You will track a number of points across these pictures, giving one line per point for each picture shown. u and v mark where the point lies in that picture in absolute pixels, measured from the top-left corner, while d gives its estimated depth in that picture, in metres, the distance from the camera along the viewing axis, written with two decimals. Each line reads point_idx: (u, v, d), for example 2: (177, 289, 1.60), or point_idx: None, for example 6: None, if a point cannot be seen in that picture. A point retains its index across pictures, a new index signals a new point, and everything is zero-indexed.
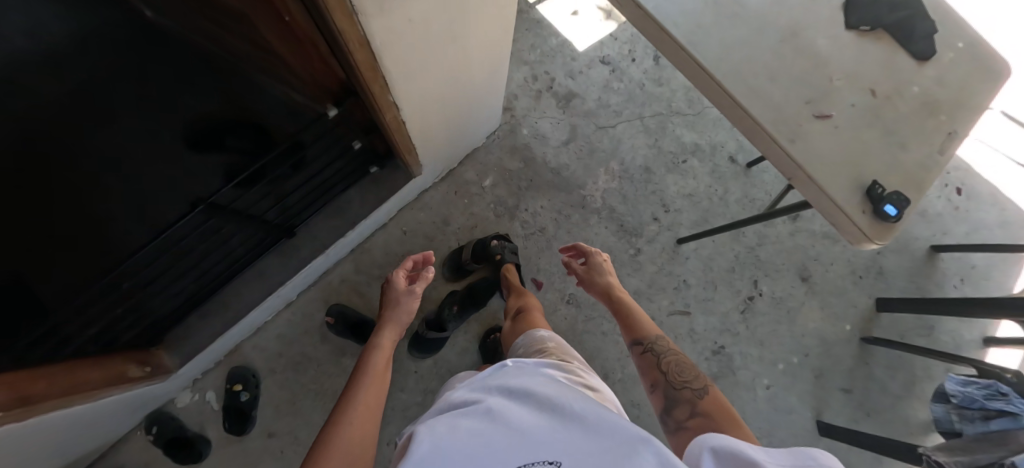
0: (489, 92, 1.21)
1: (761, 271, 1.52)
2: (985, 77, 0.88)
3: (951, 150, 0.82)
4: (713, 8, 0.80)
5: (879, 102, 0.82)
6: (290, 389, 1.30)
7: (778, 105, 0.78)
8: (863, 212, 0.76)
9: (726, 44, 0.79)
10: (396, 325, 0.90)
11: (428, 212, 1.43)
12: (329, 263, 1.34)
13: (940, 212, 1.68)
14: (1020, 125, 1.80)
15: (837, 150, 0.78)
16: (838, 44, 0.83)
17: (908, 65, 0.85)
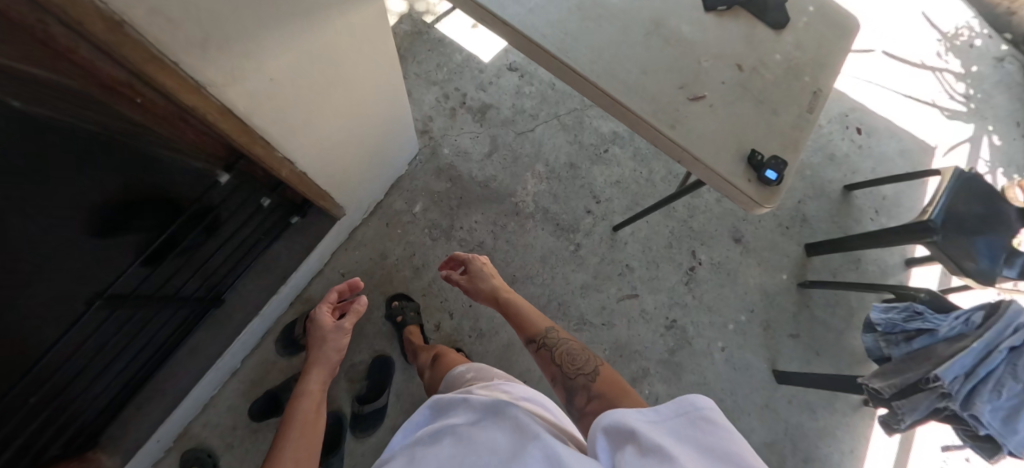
0: (397, 121, 1.20)
1: (697, 241, 1.58)
2: (839, 34, 0.95)
3: (819, 106, 0.89)
4: (576, 14, 0.83)
5: (747, 75, 0.87)
6: (251, 459, 1.25)
7: (654, 95, 0.82)
8: (749, 180, 0.81)
9: (595, 46, 0.82)
10: (326, 362, 0.92)
11: (363, 249, 1.41)
12: (268, 322, 1.30)
13: (846, 153, 1.81)
14: (899, 61, 1.97)
15: (716, 127, 0.83)
16: (701, 26, 0.88)
17: (767, 34, 0.91)
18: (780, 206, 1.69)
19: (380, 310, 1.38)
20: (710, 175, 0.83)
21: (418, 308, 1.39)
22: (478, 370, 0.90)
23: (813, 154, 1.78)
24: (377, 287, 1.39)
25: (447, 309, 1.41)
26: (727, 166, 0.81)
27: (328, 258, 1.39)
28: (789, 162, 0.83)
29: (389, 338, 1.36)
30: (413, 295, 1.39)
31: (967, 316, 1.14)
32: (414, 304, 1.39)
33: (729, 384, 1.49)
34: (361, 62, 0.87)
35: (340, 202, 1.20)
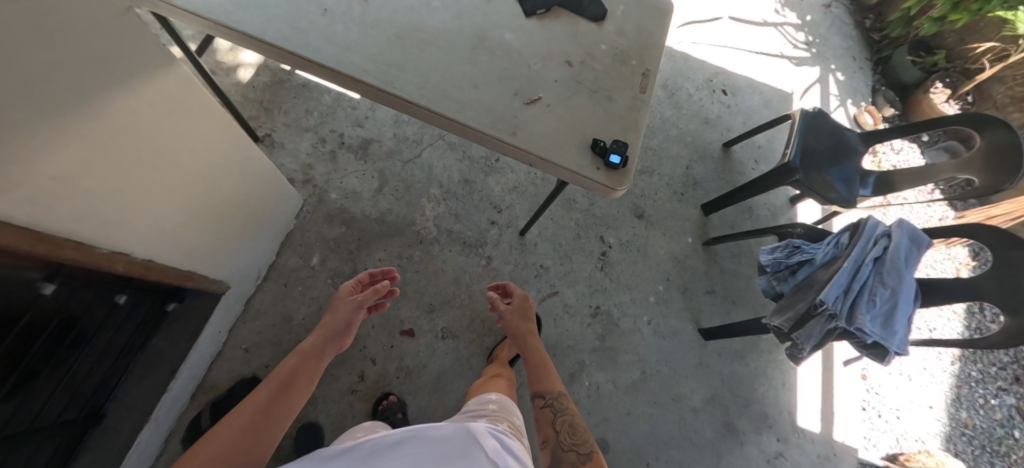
0: (260, 178, 1.14)
1: (603, 226, 1.64)
2: (656, 15, 1.01)
3: (650, 85, 0.94)
4: (396, 43, 0.83)
5: (577, 69, 0.91)
6: None
7: (489, 106, 0.83)
8: (597, 168, 0.84)
9: (421, 70, 0.82)
10: (338, 333, 1.08)
11: (265, 317, 1.33)
12: (168, 423, 1.17)
13: (718, 115, 1.95)
14: (744, 23, 2.16)
15: (557, 125, 0.85)
16: (524, 32, 0.91)
17: (589, 28, 0.95)
18: (671, 175, 1.79)
19: None
20: (562, 172, 0.85)
21: (337, 363, 1.32)
22: (502, 405, 1.00)
23: (690, 121, 1.90)
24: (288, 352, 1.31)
25: (368, 355, 1.35)
26: (574, 159, 0.83)
27: (227, 336, 1.29)
28: (632, 143, 0.87)
29: (313, 402, 1.28)
30: None
31: (835, 241, 1.26)
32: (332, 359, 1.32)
33: (662, 353, 1.55)
34: (178, 132, 0.81)
35: (214, 275, 1.13)
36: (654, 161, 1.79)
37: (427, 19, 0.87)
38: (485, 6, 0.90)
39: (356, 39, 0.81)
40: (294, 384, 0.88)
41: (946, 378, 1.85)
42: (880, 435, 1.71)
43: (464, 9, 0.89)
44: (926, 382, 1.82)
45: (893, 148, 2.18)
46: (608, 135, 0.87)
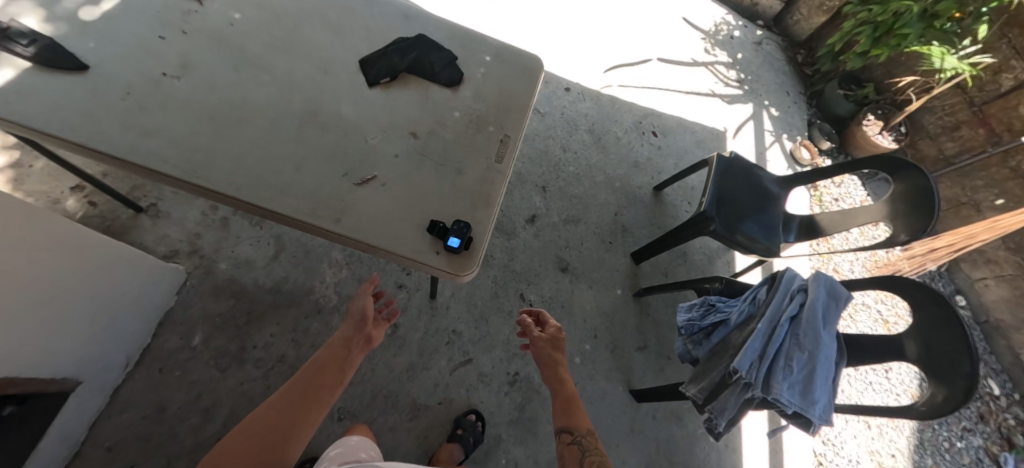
0: (95, 256, 1.03)
1: (523, 283, 1.55)
2: (522, 75, 0.95)
3: (508, 153, 0.86)
4: (207, 124, 0.75)
5: (424, 141, 0.83)
6: None
7: (313, 189, 0.74)
8: (437, 252, 0.75)
9: (234, 153, 0.74)
10: (360, 325, 1.06)
11: (134, 408, 1.19)
12: None
13: (648, 157, 1.89)
14: (673, 64, 2.16)
15: (392, 206, 0.76)
16: (366, 102, 0.84)
17: (441, 94, 0.88)
18: (599, 223, 1.71)
19: None
20: (398, 259, 0.75)
21: None
22: None
23: (618, 164, 1.83)
24: (158, 447, 1.17)
25: None
26: (410, 245, 0.74)
27: (85, 434, 1.14)
28: (480, 219, 0.79)
29: None
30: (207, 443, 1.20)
31: (750, 297, 1.18)
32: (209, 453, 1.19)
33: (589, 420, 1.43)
34: None
35: (53, 374, 1.00)
36: (580, 208, 1.71)
37: (249, 94, 0.79)
38: (321, 77, 0.83)
39: (158, 123, 0.73)
40: (317, 388, 0.93)
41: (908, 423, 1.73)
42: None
43: (296, 81, 0.82)
44: (887, 429, 1.70)
45: (835, 184, 2.11)
46: (453, 211, 0.79)
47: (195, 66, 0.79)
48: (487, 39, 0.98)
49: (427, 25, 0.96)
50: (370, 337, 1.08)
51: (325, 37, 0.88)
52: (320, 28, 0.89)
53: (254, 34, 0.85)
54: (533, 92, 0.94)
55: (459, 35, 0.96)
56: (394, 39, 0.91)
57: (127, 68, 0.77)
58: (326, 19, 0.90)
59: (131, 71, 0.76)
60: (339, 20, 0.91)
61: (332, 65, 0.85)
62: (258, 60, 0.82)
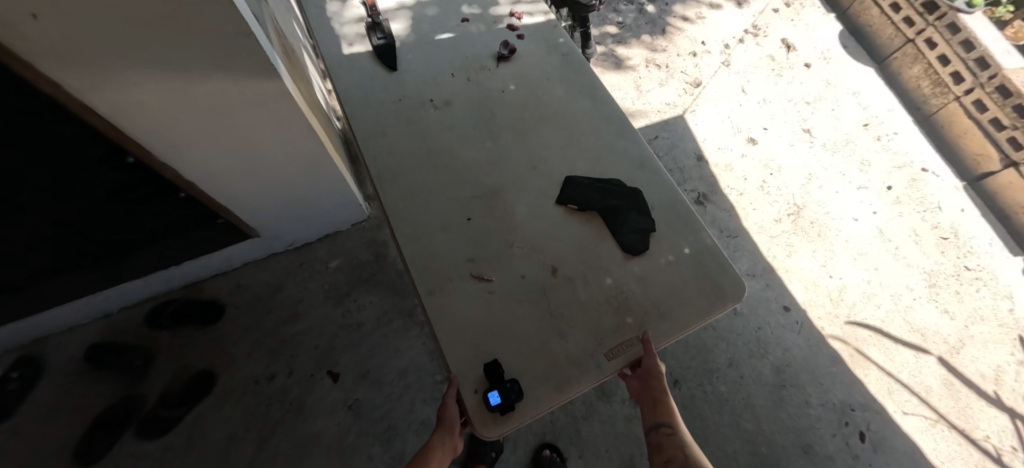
0: (325, 170, 1.26)
1: (576, 450, 1.32)
2: (703, 293, 0.84)
3: (621, 356, 0.78)
4: (423, 161, 0.98)
5: (554, 282, 0.84)
6: (55, 397, 1.29)
7: (435, 252, 0.87)
8: (476, 391, 0.74)
9: (416, 188, 0.94)
10: (452, 432, 0.80)
11: (268, 273, 1.47)
12: (154, 290, 1.40)
13: (831, 455, 1.37)
14: (958, 381, 1.52)
15: (477, 317, 0.80)
16: (539, 213, 0.92)
17: (609, 252, 0.88)
18: None
19: (242, 332, 1.39)
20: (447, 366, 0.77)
21: (269, 352, 1.36)
22: None
23: (783, 432, 1.38)
24: (253, 310, 1.42)
25: (291, 366, 1.35)
26: (463, 364, 0.76)
27: (237, 266, 1.47)
28: (537, 396, 0.74)
29: (228, 364, 1.35)
30: (273, 336, 1.39)
31: None
32: (269, 345, 1.37)
33: None
34: (272, 130, 1.04)
35: (245, 218, 1.31)
36: (697, 437, 1.36)
37: (468, 158, 0.99)
38: (528, 175, 0.97)
39: (401, 139, 1.00)
40: None
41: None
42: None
43: (506, 168, 0.98)
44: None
45: None
46: (521, 366, 0.76)
47: (455, 115, 1.04)
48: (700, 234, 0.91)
49: (651, 186, 0.96)
50: (457, 447, 0.82)
51: (559, 149, 1.01)
52: (563, 138, 1.02)
53: (515, 118, 1.05)
54: (703, 320, 0.83)
55: (676, 216, 0.93)
56: (611, 179, 0.96)
57: (424, 90, 1.07)
58: (574, 135, 1.03)
59: (423, 97, 1.06)
60: (584, 142, 1.02)
61: (544, 171, 0.98)
62: (498, 136, 1.02)
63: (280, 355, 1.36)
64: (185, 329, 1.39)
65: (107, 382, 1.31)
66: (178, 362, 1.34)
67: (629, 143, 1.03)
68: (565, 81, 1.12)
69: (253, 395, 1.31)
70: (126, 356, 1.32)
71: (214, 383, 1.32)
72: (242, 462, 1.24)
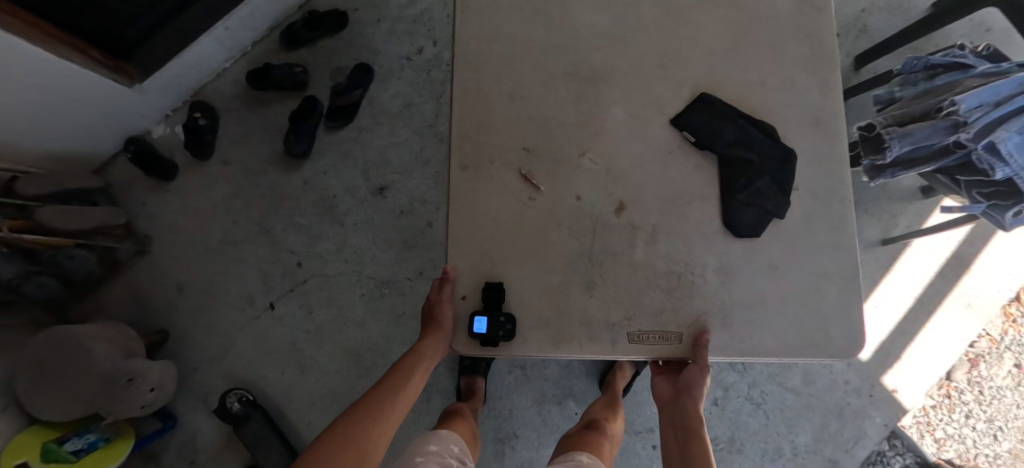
0: None
1: None
2: (795, 305, 0.76)
3: (648, 342, 0.75)
4: (529, 7, 0.85)
5: (616, 225, 0.78)
6: (243, 126, 1.38)
7: (492, 119, 0.81)
8: (465, 298, 0.77)
9: (503, 28, 0.84)
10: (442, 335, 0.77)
11: None
12: (274, 12, 1.39)
13: None
14: None
15: (502, 220, 0.78)
16: (627, 134, 0.81)
17: (701, 217, 0.79)
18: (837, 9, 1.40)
19: (374, 24, 1.39)
20: (454, 253, 0.78)
21: (406, 32, 1.39)
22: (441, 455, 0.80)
23: None
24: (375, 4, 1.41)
25: (433, 38, 1.39)
26: (464, 267, 0.77)
27: None
28: (523, 340, 0.76)
29: (375, 52, 1.38)
30: (403, 19, 1.39)
31: None
32: (403, 27, 1.39)
33: None
34: None
35: None
36: None
37: (582, 29, 0.84)
38: (649, 74, 0.83)
39: None
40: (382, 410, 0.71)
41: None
42: (946, 436, 1.30)
43: (622, 57, 0.83)
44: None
45: None
46: (524, 304, 0.76)
47: None
48: (845, 255, 0.77)
49: (811, 159, 0.80)
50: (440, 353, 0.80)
51: None
52: (723, 43, 0.83)
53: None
54: (773, 354, 0.76)
55: (823, 215, 0.78)
56: (760, 123, 0.80)
57: None
58: None
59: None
60: None
61: (673, 76, 0.83)
62: (637, 11, 0.85)
63: (418, 30, 1.39)
64: (322, 39, 1.40)
65: (278, 101, 1.38)
66: (329, 69, 1.39)
67: (816, 90, 0.82)
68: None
69: (413, 68, 1.37)
70: (280, 71, 1.32)
71: (371, 70, 1.35)
72: (427, 120, 1.35)
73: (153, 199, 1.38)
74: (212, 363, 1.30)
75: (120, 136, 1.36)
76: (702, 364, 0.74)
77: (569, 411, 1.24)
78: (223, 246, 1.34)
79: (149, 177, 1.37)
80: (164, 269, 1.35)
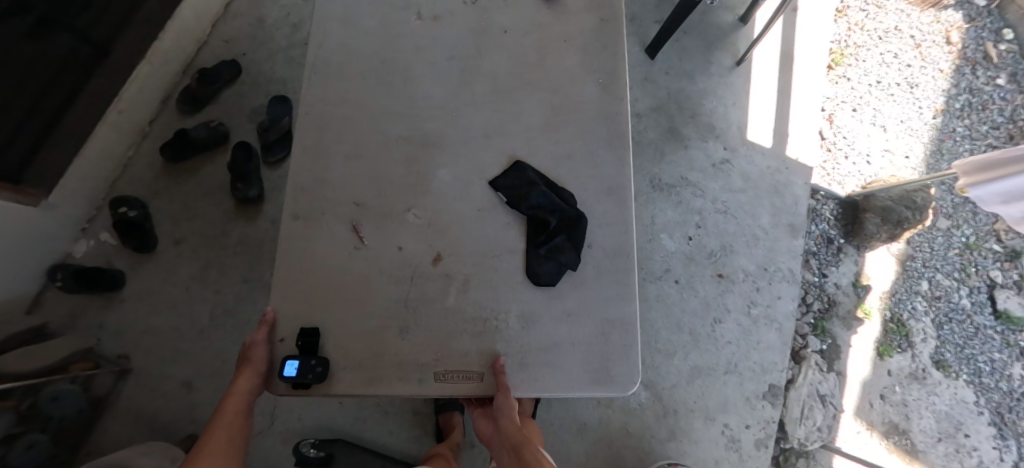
0: None
1: None
2: (596, 352, 0.70)
3: (452, 377, 0.68)
4: (372, 74, 0.82)
5: (432, 274, 0.72)
6: (179, 201, 1.33)
7: (328, 175, 0.77)
8: (282, 340, 0.70)
9: (348, 91, 0.81)
10: (264, 378, 0.68)
11: (242, 18, 1.49)
12: (162, 84, 1.37)
13: None
14: None
15: (321, 266, 0.72)
16: (461, 182, 0.77)
17: (511, 270, 0.73)
18: None
19: (270, 60, 1.46)
20: (278, 292, 0.71)
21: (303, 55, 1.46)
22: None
23: None
24: (261, 43, 1.47)
25: None
26: (285, 308, 0.70)
27: (211, 30, 1.47)
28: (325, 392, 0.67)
29: (284, 82, 1.44)
30: (296, 46, 1.47)
31: None
32: (299, 52, 1.47)
33: None
34: None
35: None
36: None
37: (420, 99, 0.81)
38: (474, 141, 0.79)
39: (365, 33, 0.85)
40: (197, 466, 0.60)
41: (927, 133, 1.80)
42: (844, 177, 1.71)
43: (451, 125, 0.80)
44: (902, 135, 1.79)
45: None
46: (342, 348, 0.69)
47: (440, 39, 0.85)
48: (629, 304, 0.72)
49: (609, 218, 0.76)
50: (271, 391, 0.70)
51: None
52: None
53: (500, 75, 0.83)
54: (564, 393, 0.69)
55: (613, 269, 0.73)
56: (564, 188, 0.76)
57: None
58: None
59: None
60: None
61: (496, 142, 0.79)
62: (471, 81, 0.83)
63: None
64: (225, 90, 1.42)
65: (207, 162, 1.36)
66: (245, 113, 1.40)
67: (612, 161, 0.78)
68: (593, 58, 0.84)
69: None
70: (197, 130, 1.31)
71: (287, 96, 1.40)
72: None
73: (112, 315, 1.24)
74: (259, 435, 1.20)
75: (42, 268, 1.21)
76: (506, 396, 0.67)
77: None
78: (216, 321, 1.26)
79: (96, 294, 1.23)
80: (161, 375, 1.22)
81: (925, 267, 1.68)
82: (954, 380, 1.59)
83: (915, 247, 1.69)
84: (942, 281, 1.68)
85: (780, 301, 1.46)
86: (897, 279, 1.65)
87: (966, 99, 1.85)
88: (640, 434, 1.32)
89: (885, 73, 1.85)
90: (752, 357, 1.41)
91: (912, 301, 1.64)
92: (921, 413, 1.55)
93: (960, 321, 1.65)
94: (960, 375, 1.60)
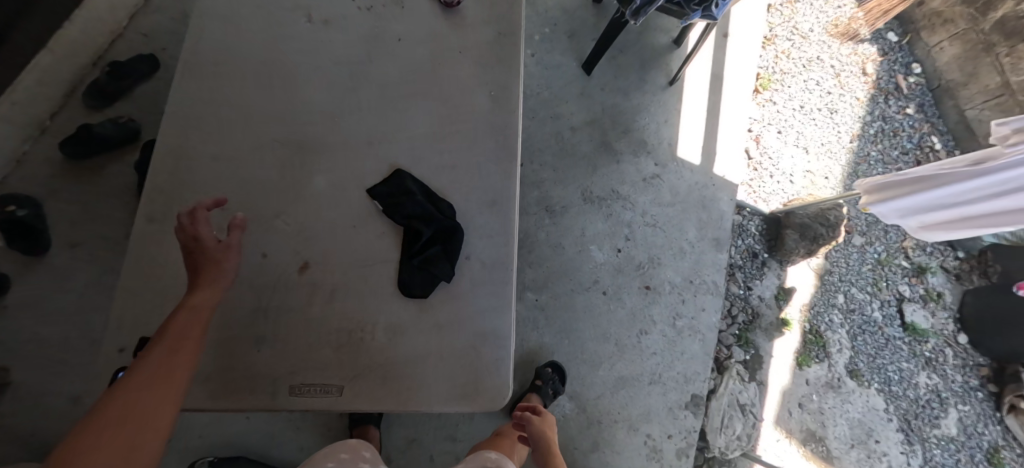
0: None
1: None
2: (461, 367, 0.73)
3: (307, 391, 0.70)
4: (252, 73, 0.81)
5: (296, 284, 0.73)
6: (78, 201, 1.24)
7: (191, 177, 0.76)
8: (122, 351, 0.71)
9: (229, 91, 0.80)
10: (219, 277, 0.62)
11: (163, 12, 1.42)
12: (66, 76, 1.28)
13: None
14: None
15: (177, 272, 0.73)
16: (338, 192, 0.78)
17: (380, 281, 0.75)
18: None
19: None
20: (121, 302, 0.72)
21: None
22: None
23: None
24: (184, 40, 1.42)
25: None
26: (125, 319, 0.71)
27: (127, 22, 1.39)
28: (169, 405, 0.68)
29: None
30: None
31: None
32: None
33: (543, 81, 1.65)
34: None
35: None
36: None
37: (301, 101, 0.81)
38: (354, 150, 0.80)
39: (248, 33, 0.83)
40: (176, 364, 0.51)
41: (845, 155, 1.92)
42: (770, 194, 1.80)
43: (337, 132, 0.80)
44: (823, 157, 1.90)
45: None
46: (194, 358, 0.69)
47: (332, 44, 0.83)
48: (503, 318, 0.75)
49: (484, 231, 0.78)
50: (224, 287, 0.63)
51: None
52: None
53: (388, 82, 0.83)
54: (427, 408, 0.71)
55: (486, 283, 0.76)
56: (441, 201, 0.78)
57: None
58: None
59: None
60: None
61: (377, 151, 0.80)
62: (369, 86, 0.83)
63: None
64: (139, 86, 1.35)
65: (115, 161, 1.28)
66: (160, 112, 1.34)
67: (494, 177, 0.81)
68: (487, 71, 0.85)
69: None
70: (103, 127, 1.22)
71: None
72: None
73: None
74: None
75: None
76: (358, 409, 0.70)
77: (530, 301, 1.43)
78: None
79: None
80: (43, 390, 1.12)
81: (842, 281, 1.78)
82: (867, 389, 1.69)
83: (832, 262, 1.79)
84: (857, 294, 1.78)
85: (704, 313, 1.51)
86: (816, 293, 1.74)
87: (879, 126, 1.99)
88: (563, 446, 1.33)
89: (809, 98, 1.96)
90: (676, 368, 1.44)
91: (829, 313, 1.73)
92: (836, 420, 1.63)
93: (872, 332, 1.75)
94: (872, 384, 1.70)
